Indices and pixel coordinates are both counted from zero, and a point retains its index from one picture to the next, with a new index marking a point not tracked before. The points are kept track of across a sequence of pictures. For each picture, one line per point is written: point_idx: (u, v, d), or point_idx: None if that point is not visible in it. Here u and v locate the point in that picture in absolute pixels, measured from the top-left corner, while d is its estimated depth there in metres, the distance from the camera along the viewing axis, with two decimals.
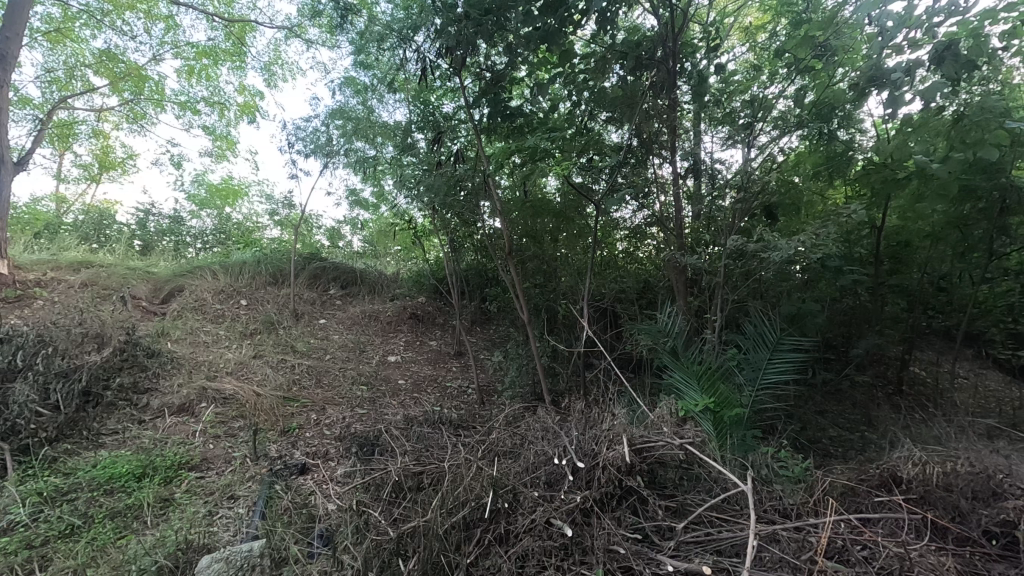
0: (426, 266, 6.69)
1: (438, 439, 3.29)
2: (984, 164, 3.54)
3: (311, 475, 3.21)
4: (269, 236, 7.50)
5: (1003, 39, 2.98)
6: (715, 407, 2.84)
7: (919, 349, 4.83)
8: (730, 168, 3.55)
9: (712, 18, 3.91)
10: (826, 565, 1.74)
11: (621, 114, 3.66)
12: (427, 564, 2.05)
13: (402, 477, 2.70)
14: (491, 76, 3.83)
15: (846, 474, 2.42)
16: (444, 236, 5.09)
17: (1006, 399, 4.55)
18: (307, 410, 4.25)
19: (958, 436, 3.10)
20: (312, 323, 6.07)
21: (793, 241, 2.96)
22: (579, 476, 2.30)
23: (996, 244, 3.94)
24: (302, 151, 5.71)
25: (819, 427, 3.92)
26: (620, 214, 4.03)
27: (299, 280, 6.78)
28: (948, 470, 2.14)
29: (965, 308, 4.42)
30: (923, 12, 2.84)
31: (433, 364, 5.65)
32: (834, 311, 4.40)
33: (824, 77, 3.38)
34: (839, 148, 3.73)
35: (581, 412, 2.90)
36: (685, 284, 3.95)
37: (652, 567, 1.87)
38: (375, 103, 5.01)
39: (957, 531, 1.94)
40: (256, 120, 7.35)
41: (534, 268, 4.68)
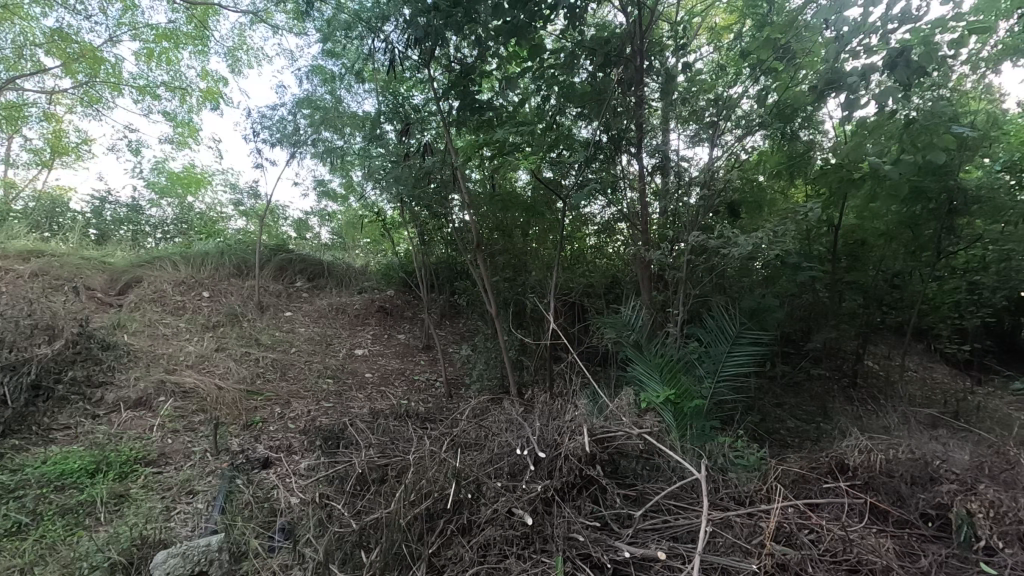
0: (396, 259, 6.65)
1: (404, 431, 3.29)
2: (933, 167, 3.71)
3: (273, 469, 3.16)
4: (234, 227, 7.32)
5: (951, 48, 3.11)
6: (675, 399, 2.91)
7: (873, 343, 5.04)
8: (696, 166, 3.62)
9: (680, 17, 3.98)
10: (775, 548, 1.82)
11: (590, 109, 3.75)
12: (389, 554, 2.06)
13: (366, 469, 2.70)
14: (461, 68, 3.84)
15: (798, 462, 2.52)
16: (413, 229, 5.05)
17: (952, 391, 4.78)
18: (272, 403, 4.18)
19: (904, 425, 3.26)
20: (277, 315, 5.97)
21: (753, 238, 3.07)
22: (541, 465, 2.34)
23: (943, 243, 4.15)
24: (268, 140, 5.58)
25: (778, 418, 4.04)
26: (590, 209, 4.13)
27: (264, 272, 6.65)
28: (890, 458, 2.26)
29: (915, 304, 4.66)
30: (877, 18, 2.95)
31: (401, 358, 5.62)
32: (793, 307, 4.54)
33: (786, 78, 3.47)
34: (801, 148, 3.84)
35: (545, 404, 2.94)
36: (650, 278, 4.02)
37: (610, 553, 1.93)
38: (343, 93, 4.93)
39: (897, 514, 2.06)
40: (220, 107, 7.14)
41: (503, 262, 4.63)
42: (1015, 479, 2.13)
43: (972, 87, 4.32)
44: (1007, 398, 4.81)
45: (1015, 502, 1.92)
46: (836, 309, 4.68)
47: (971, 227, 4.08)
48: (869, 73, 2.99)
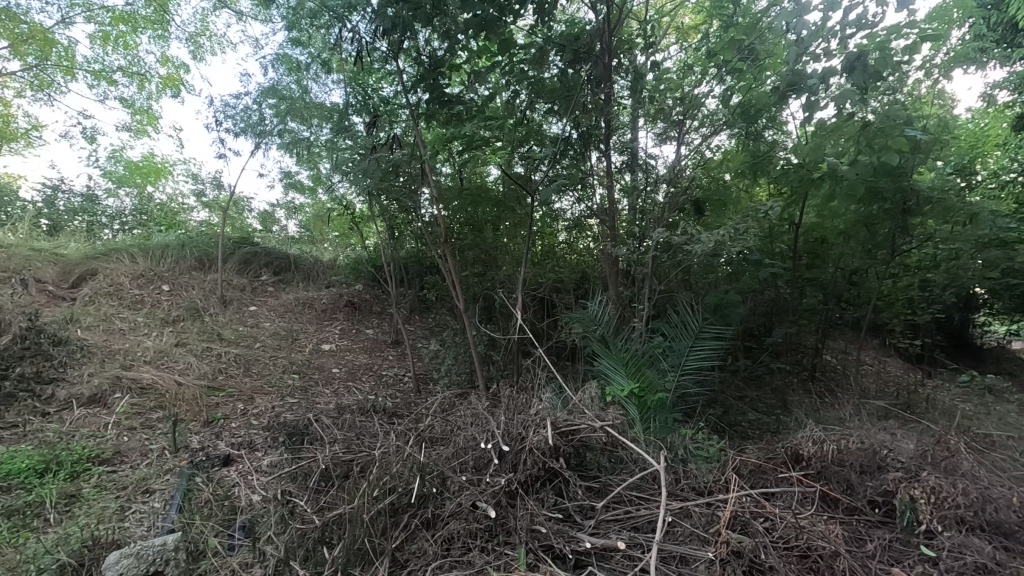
0: (364, 254, 6.56)
1: (370, 427, 3.27)
2: (888, 168, 3.86)
3: (235, 466, 3.09)
4: (196, 219, 7.13)
5: (905, 53, 3.22)
6: (639, 393, 2.97)
7: (832, 338, 5.22)
8: (663, 163, 3.68)
9: (649, 15, 4.03)
10: (731, 536, 1.88)
11: (560, 106, 3.78)
12: (352, 550, 2.04)
13: (331, 465, 2.67)
14: (431, 61, 3.80)
15: (757, 453, 2.59)
16: (382, 223, 5.00)
17: (903, 384, 5.00)
18: (233, 400, 4.09)
19: (857, 416, 3.39)
20: (241, 310, 5.82)
21: (715, 235, 3.15)
22: (505, 459, 2.35)
23: (897, 242, 4.32)
24: (232, 129, 5.43)
25: (740, 410, 4.14)
26: (560, 205, 4.18)
27: (228, 265, 6.47)
28: (841, 449, 2.35)
29: (871, 300, 4.84)
30: (835, 23, 3.05)
31: (369, 353, 5.56)
32: (754, 303, 4.67)
33: (750, 78, 3.55)
34: (764, 147, 3.94)
35: (511, 398, 2.96)
36: (617, 274, 4.06)
37: (572, 544, 1.96)
38: (310, 83, 4.79)
39: (847, 502, 2.15)
40: (180, 94, 6.90)
41: (473, 257, 4.62)
42: (955, 466, 2.25)
43: (925, 92, 4.51)
44: (953, 390, 5.06)
45: (953, 487, 2.03)
46: (797, 305, 4.82)
47: (923, 227, 4.26)
48: (828, 77, 3.09)
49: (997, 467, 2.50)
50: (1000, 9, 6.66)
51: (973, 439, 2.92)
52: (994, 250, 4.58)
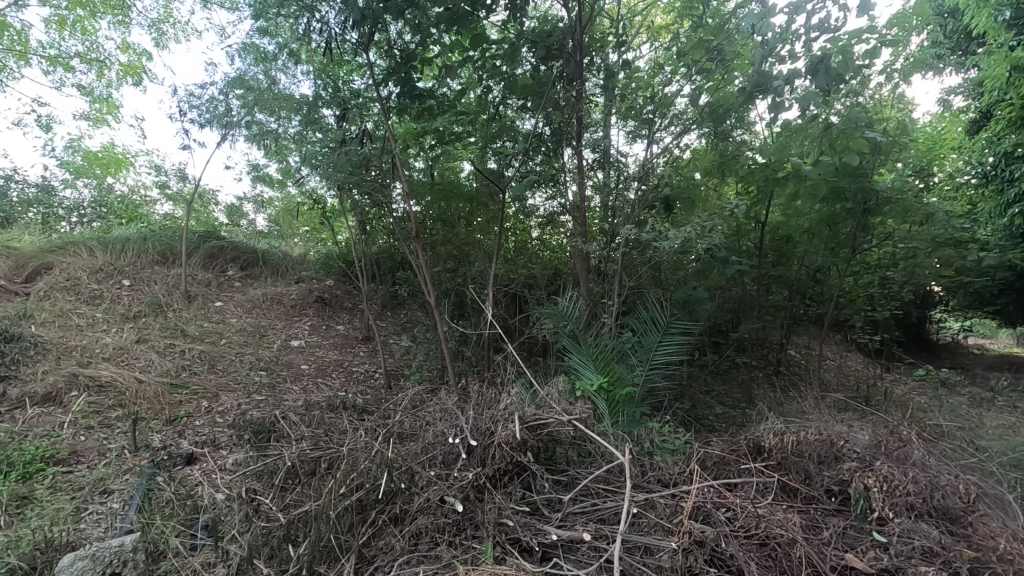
0: (335, 249, 6.47)
1: (339, 423, 3.23)
2: (849, 169, 3.98)
3: (198, 465, 3.02)
4: (159, 211, 6.93)
5: (865, 58, 3.32)
6: (608, 387, 3.01)
7: (796, 334, 5.37)
8: (635, 160, 3.74)
9: (621, 15, 4.07)
10: (693, 526, 1.93)
11: (532, 102, 3.78)
12: (318, 547, 2.02)
13: (297, 463, 2.63)
14: (402, 55, 3.75)
15: (721, 445, 2.66)
16: (354, 218, 4.93)
17: (862, 377, 5.18)
18: (197, 397, 3.99)
19: (818, 409, 3.51)
20: (206, 305, 5.68)
21: (683, 232, 3.21)
22: (473, 453, 2.36)
23: (858, 241, 4.47)
24: (197, 120, 5.27)
25: (708, 404, 4.22)
26: (533, 202, 4.19)
27: (192, 260, 6.29)
28: (800, 440, 2.43)
29: (832, 297, 4.99)
30: (800, 27, 3.13)
31: (340, 349, 5.49)
32: (721, 299, 4.78)
33: (719, 78, 3.62)
34: (732, 147, 4.03)
35: (481, 393, 2.96)
36: (588, 270, 4.09)
37: (539, 537, 1.98)
38: (278, 74, 4.69)
39: (805, 491, 2.22)
40: (142, 82, 6.68)
41: (445, 253, 4.60)
42: (906, 455, 2.35)
43: (885, 96, 4.66)
44: (909, 384, 5.27)
45: (904, 475, 2.12)
46: (763, 301, 4.93)
47: (881, 226, 4.41)
48: (793, 79, 3.17)
49: (945, 456, 2.62)
50: (956, 18, 6.93)
51: (924, 429, 3.05)
52: (948, 249, 4.78)
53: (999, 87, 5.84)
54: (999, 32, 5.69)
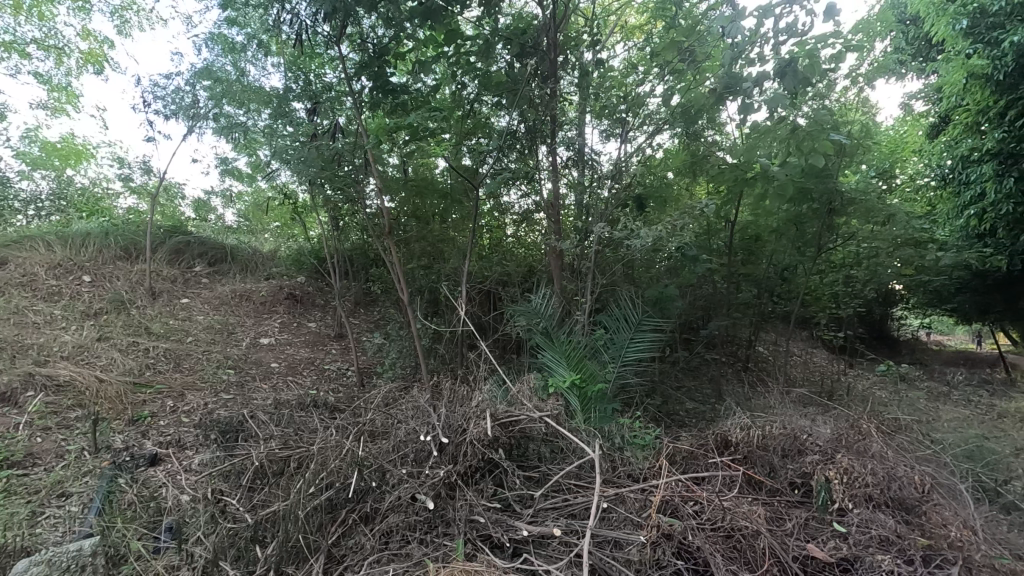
0: (306, 246, 6.36)
1: (310, 422, 3.19)
2: (816, 170, 4.09)
3: (162, 466, 2.94)
4: (122, 205, 6.71)
5: (831, 62, 3.40)
6: (580, 383, 3.04)
7: (765, 330, 5.50)
8: (609, 160, 3.83)
9: (596, 14, 4.09)
10: (661, 520, 1.96)
11: (506, 99, 3.78)
12: (286, 548, 1.99)
13: (265, 462, 2.59)
14: (376, 48, 3.70)
15: (689, 440, 2.71)
16: (326, 214, 4.85)
17: (827, 373, 5.34)
18: (162, 396, 3.88)
19: (784, 404, 3.60)
20: (172, 302, 5.52)
21: (655, 231, 3.26)
22: (445, 451, 2.34)
23: (823, 240, 4.60)
24: (162, 111, 5.09)
25: (679, 400, 4.29)
26: (508, 199, 4.19)
27: (157, 255, 6.11)
28: (766, 435, 2.49)
29: (799, 295, 5.12)
30: (768, 30, 3.20)
31: (311, 347, 5.40)
32: (692, 297, 4.83)
33: (690, 79, 3.67)
34: (703, 146, 4.09)
35: (454, 390, 2.95)
36: (561, 268, 4.11)
37: (510, 534, 1.99)
38: (247, 65, 4.57)
39: (769, 484, 2.28)
40: (104, 71, 6.44)
41: (419, 250, 4.56)
42: (865, 448, 2.43)
43: (850, 99, 4.82)
44: (871, 379, 5.44)
45: (863, 468, 2.19)
46: (732, 298, 5.03)
47: (845, 226, 4.55)
48: (762, 81, 3.23)
49: (902, 448, 2.72)
50: (918, 25, 7.15)
51: (884, 423, 3.16)
52: (908, 249, 4.95)
53: (957, 93, 6.06)
54: (957, 40, 5.91)
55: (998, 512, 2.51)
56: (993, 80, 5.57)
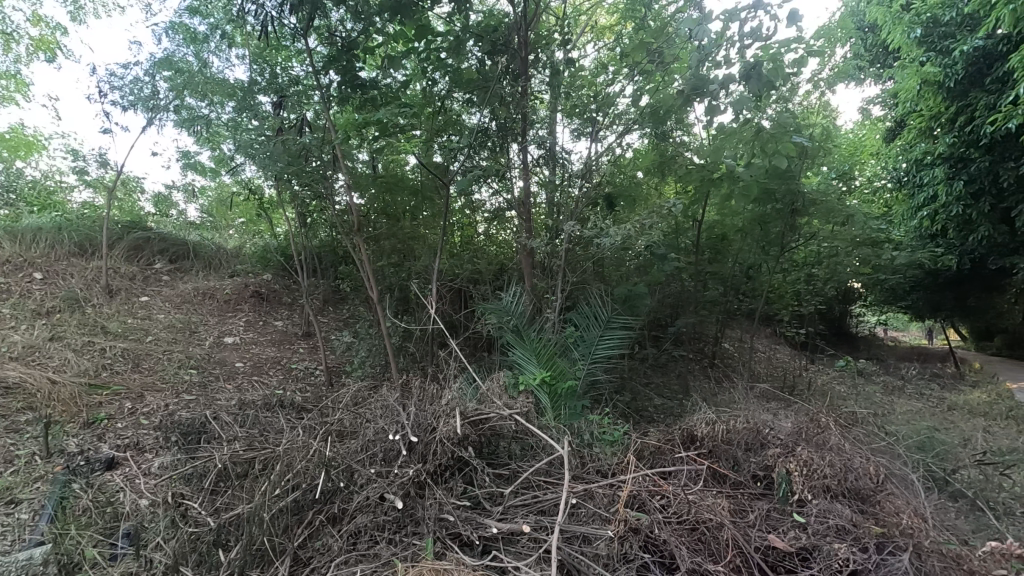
0: (273, 242, 6.23)
1: (275, 423, 3.12)
2: (779, 171, 4.20)
3: (120, 470, 2.83)
4: (77, 200, 6.44)
5: (793, 66, 3.50)
6: (550, 381, 3.06)
7: (731, 327, 5.63)
8: (579, 159, 3.86)
9: (566, 13, 4.10)
10: (629, 514, 1.99)
11: (477, 96, 3.77)
12: (250, 552, 1.95)
13: (229, 465, 2.53)
14: (344, 42, 3.63)
15: (657, 435, 2.76)
16: (293, 210, 4.75)
17: (789, 369, 5.50)
18: (120, 398, 3.74)
19: (748, 399, 3.69)
20: (130, 301, 5.33)
21: (624, 229, 3.30)
22: (414, 450, 2.33)
23: (786, 240, 4.74)
24: (120, 102, 4.90)
25: (647, 396, 4.35)
26: (479, 196, 4.17)
27: (114, 252, 5.89)
28: (730, 429, 2.55)
29: (763, 293, 5.26)
30: (734, 34, 3.26)
31: (277, 346, 5.29)
32: (661, 295, 4.87)
33: (659, 80, 3.72)
34: (672, 147, 4.16)
35: (424, 389, 2.93)
36: (532, 265, 4.12)
37: (479, 531, 2.00)
38: (211, 56, 4.44)
39: (733, 477, 2.35)
40: (56, 59, 6.17)
41: (389, 248, 4.51)
42: (824, 441, 2.52)
43: (812, 103, 4.97)
44: (830, 374, 5.64)
45: (822, 460, 2.26)
46: (699, 296, 5.12)
47: (807, 226, 4.69)
48: (728, 83, 3.30)
49: (859, 441, 2.82)
50: (875, 33, 7.41)
51: (842, 416, 3.27)
52: (865, 249, 5.13)
53: (912, 99, 6.31)
54: (912, 48, 6.14)
55: (947, 500, 2.63)
56: (945, 87, 5.81)
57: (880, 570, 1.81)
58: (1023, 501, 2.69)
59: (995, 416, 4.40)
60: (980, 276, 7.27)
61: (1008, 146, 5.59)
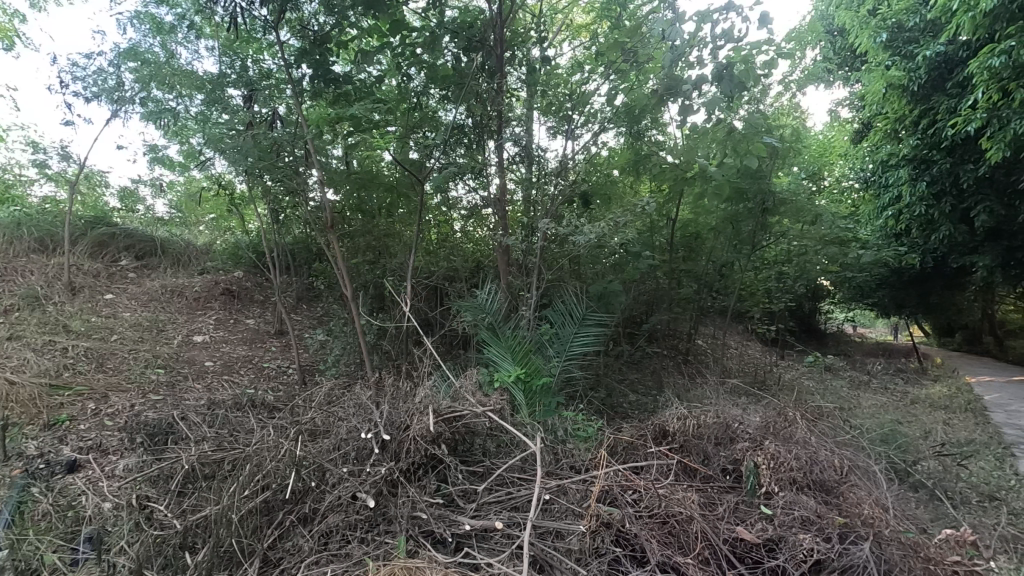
0: (244, 239, 6.10)
1: (246, 423, 3.06)
2: (750, 171, 4.28)
3: (82, 473, 2.75)
4: (37, 194, 6.21)
5: (764, 68, 3.56)
6: (525, 378, 3.08)
7: (704, 324, 5.72)
8: (554, 157, 3.88)
9: (542, 11, 4.10)
10: (600, 509, 2.02)
11: (453, 92, 3.74)
12: (217, 555, 1.92)
13: (197, 466, 2.47)
14: (316, 36, 3.56)
15: (630, 430, 2.79)
16: (265, 206, 4.65)
17: (760, 364, 5.62)
18: (83, 399, 3.63)
19: (719, 394, 3.76)
20: (94, 298, 5.16)
21: (598, 227, 3.33)
22: (387, 448, 2.29)
23: (757, 239, 4.85)
24: (82, 93, 4.73)
25: (622, 392, 4.39)
26: (456, 193, 4.15)
27: (78, 248, 5.70)
28: (700, 424, 2.60)
29: (735, 291, 5.36)
30: (707, 35, 3.31)
31: (249, 344, 5.19)
32: (636, 293, 4.90)
33: (634, 80, 3.76)
34: (646, 146, 4.16)
35: (397, 387, 2.90)
36: (508, 263, 4.12)
37: (452, 529, 2.00)
38: (178, 47, 4.31)
39: (703, 471, 2.39)
40: (15, 47, 5.93)
41: (364, 245, 4.46)
42: (791, 434, 2.59)
43: (783, 104, 5.07)
44: (799, 370, 5.77)
45: (789, 454, 2.33)
46: (675, 292, 5.17)
47: (777, 225, 4.81)
48: (700, 84, 3.34)
49: (824, 434, 2.90)
50: (843, 37, 7.59)
51: (809, 410, 3.36)
52: (833, 247, 5.27)
53: (878, 102, 6.49)
54: (878, 52, 6.31)
55: (907, 490, 2.73)
56: (909, 90, 5.98)
57: (842, 559, 1.86)
58: (978, 490, 2.80)
59: (954, 409, 4.57)
60: (941, 274, 7.54)
61: (967, 148, 5.76)
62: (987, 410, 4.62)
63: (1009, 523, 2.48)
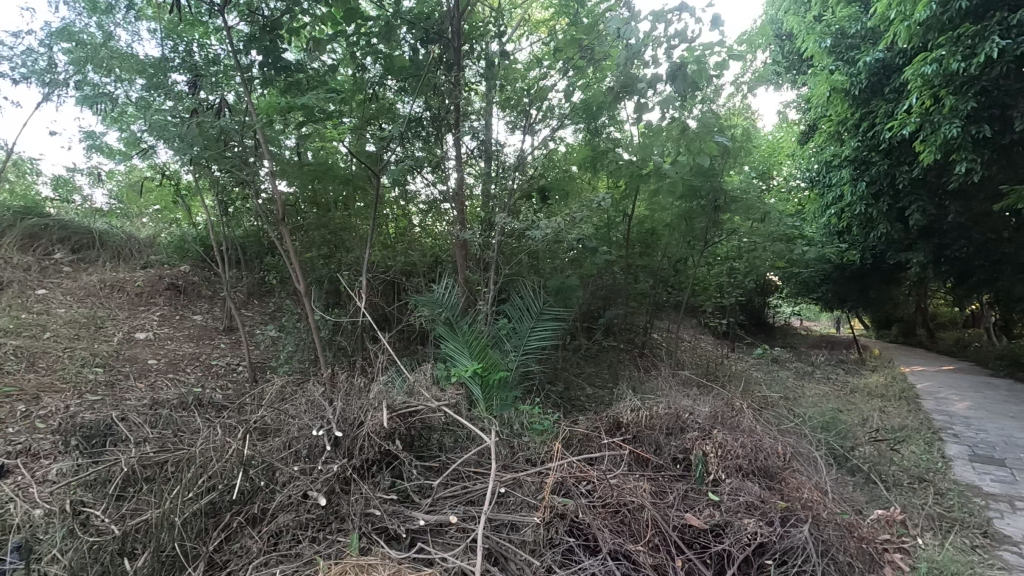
0: (190, 231, 5.84)
1: (192, 423, 2.95)
2: (703, 170, 4.39)
3: (11, 478, 2.59)
4: None
5: (716, 69, 3.65)
6: (482, 373, 3.07)
7: (659, 318, 5.84)
8: (511, 151, 3.89)
9: (500, 6, 4.09)
10: (555, 500, 2.05)
11: (409, 85, 3.69)
12: (159, 560, 1.85)
13: (138, 468, 2.36)
14: (266, 21, 3.41)
15: (586, 423, 2.84)
16: (212, 197, 4.45)
17: (711, 357, 5.80)
18: (11, 400, 3.41)
19: (672, 386, 3.87)
20: (24, 294, 4.85)
21: (555, 223, 3.34)
22: (340, 445, 2.26)
23: (709, 235, 5.01)
24: (10, 74, 4.42)
25: (579, 385, 4.45)
26: (414, 186, 4.08)
27: (5, 240, 5.33)
28: (652, 415, 2.68)
29: (688, 286, 5.51)
30: (661, 35, 3.37)
31: (196, 341, 4.98)
32: (593, 288, 4.96)
33: (591, 77, 3.81)
34: (604, 143, 4.20)
35: (351, 383, 2.83)
36: (466, 257, 4.08)
37: (407, 524, 1.99)
38: (117, 28, 4.08)
39: (655, 461, 2.46)
40: None
41: (318, 239, 4.34)
42: (737, 424, 2.69)
43: (735, 105, 5.21)
44: (748, 362, 5.98)
45: (735, 442, 2.42)
46: (632, 287, 5.24)
47: (727, 222, 4.96)
48: (655, 82, 3.41)
49: (770, 423, 3.04)
50: (791, 41, 7.86)
51: (756, 400, 3.50)
52: (780, 244, 5.47)
53: (822, 104, 6.78)
54: (823, 57, 6.58)
55: (846, 475, 2.88)
56: (851, 94, 6.26)
57: (783, 542, 1.95)
58: (909, 473, 2.99)
59: (889, 397, 4.85)
60: (880, 270, 7.95)
61: (903, 150, 6.01)
62: (918, 398, 4.93)
63: (935, 503, 2.66)
